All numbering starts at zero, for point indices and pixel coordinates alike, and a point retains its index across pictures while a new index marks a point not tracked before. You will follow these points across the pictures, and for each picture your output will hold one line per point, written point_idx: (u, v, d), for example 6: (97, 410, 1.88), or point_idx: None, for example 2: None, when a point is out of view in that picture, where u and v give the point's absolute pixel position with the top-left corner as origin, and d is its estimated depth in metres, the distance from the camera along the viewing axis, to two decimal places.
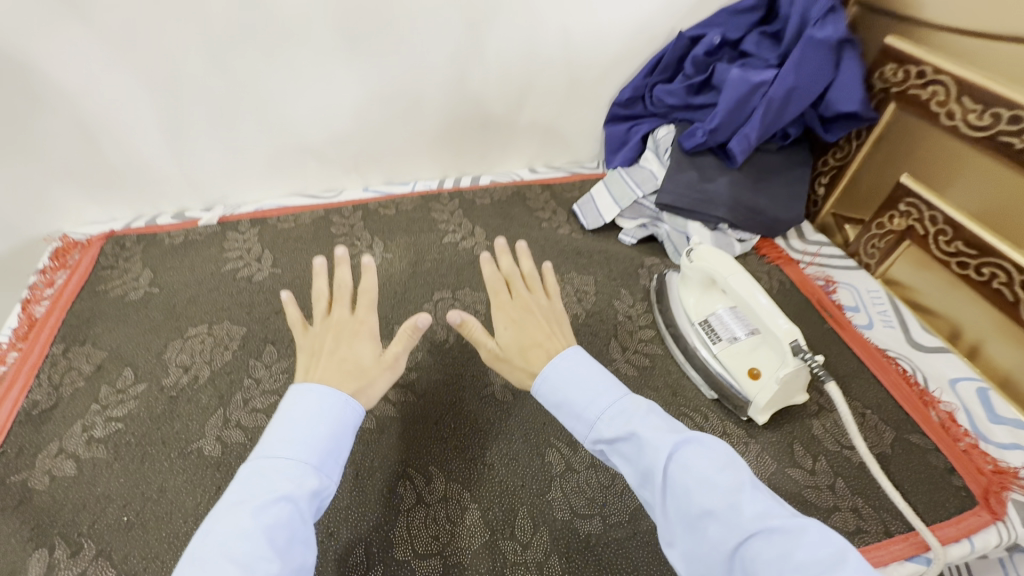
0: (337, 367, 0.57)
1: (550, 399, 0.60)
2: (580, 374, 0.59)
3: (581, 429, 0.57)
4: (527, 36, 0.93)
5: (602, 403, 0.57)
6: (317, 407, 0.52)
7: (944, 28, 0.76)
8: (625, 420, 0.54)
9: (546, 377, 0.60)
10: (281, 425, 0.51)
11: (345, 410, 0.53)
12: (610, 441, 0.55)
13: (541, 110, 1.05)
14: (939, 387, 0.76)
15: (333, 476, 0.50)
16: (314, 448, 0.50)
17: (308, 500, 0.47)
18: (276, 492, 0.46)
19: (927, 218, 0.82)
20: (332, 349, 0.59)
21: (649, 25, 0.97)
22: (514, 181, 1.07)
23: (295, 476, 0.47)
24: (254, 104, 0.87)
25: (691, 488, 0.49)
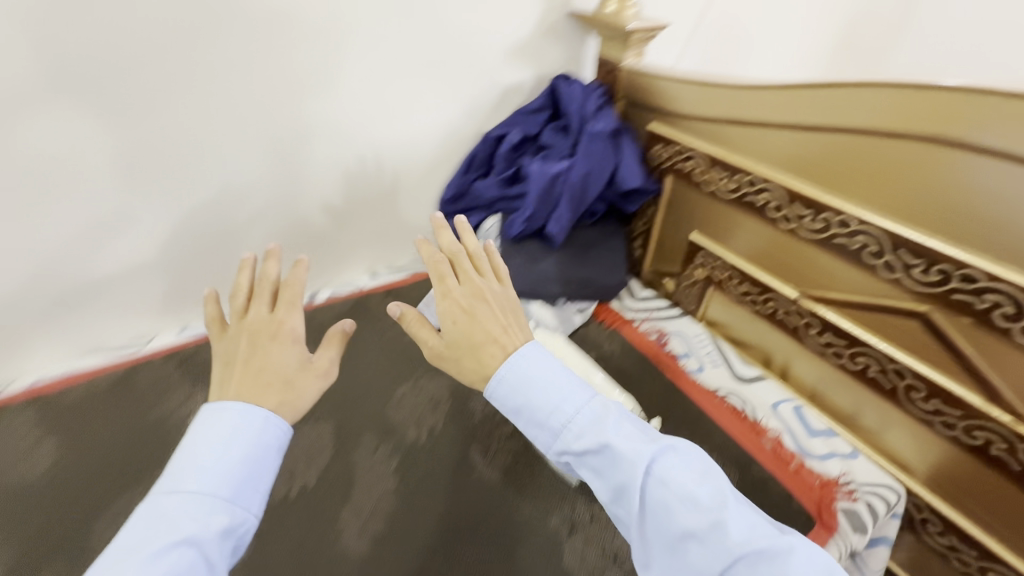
0: (259, 384, 0.53)
1: (519, 410, 0.60)
2: (549, 382, 0.59)
3: (549, 437, 0.58)
4: (336, 155, 0.93)
5: (569, 412, 0.57)
6: (233, 429, 0.49)
7: (687, 115, 0.92)
8: (598, 430, 0.56)
9: (503, 379, 0.60)
10: (190, 449, 0.48)
11: (267, 429, 0.51)
12: (583, 451, 0.56)
13: (369, 218, 1.05)
14: (766, 415, 0.85)
15: (252, 507, 0.48)
16: (222, 475, 0.47)
17: (217, 539, 0.45)
18: (174, 535, 0.43)
19: (719, 266, 0.95)
20: (251, 356, 0.55)
21: (455, 130, 1.04)
22: (353, 292, 1.04)
23: (202, 512, 0.45)
24: (18, 268, 0.75)
25: (671, 498, 0.52)
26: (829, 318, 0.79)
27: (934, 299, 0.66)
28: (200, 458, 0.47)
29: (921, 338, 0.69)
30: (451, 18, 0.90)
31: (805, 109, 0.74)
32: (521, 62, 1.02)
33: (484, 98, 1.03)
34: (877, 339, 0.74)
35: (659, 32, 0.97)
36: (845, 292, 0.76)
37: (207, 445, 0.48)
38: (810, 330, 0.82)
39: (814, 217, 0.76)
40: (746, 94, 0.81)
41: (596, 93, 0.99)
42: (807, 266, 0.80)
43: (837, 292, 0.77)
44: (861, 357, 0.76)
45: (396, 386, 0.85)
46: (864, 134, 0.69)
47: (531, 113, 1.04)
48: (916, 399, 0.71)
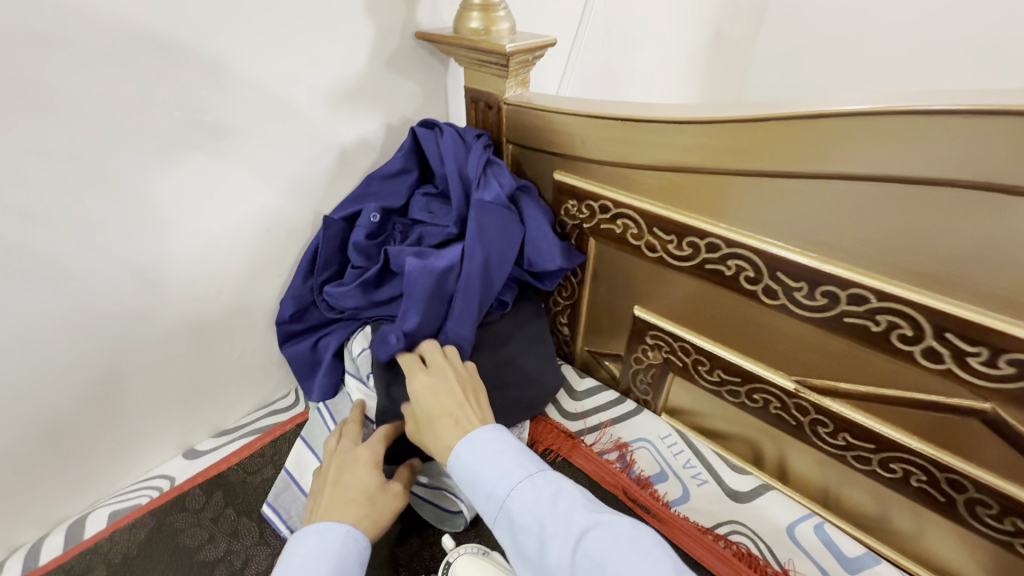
0: (349, 504, 0.53)
1: (460, 477, 0.51)
2: (499, 445, 0.51)
3: (489, 509, 0.48)
4: (68, 303, 0.57)
5: (512, 477, 0.48)
6: (321, 541, 0.49)
7: (602, 162, 0.68)
8: (540, 497, 0.46)
9: (458, 453, 0.52)
10: (287, 570, 0.47)
11: (352, 538, 0.50)
12: (519, 524, 0.46)
13: (161, 379, 0.69)
14: (791, 555, 0.63)
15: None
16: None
17: None
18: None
19: (679, 349, 0.72)
20: (336, 479, 0.56)
21: (277, 222, 0.71)
22: (152, 500, 0.67)
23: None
24: None
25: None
26: (844, 417, 0.59)
27: (1001, 395, 0.47)
28: (295, 565, 0.47)
29: (986, 442, 0.50)
30: (221, 68, 0.59)
31: (760, 148, 0.53)
32: (358, 114, 0.73)
33: (313, 172, 0.72)
34: (919, 442, 0.54)
35: (546, 52, 0.71)
36: (863, 384, 0.56)
37: (300, 560, 0.47)
38: (820, 428, 0.62)
39: (810, 292, 0.55)
40: (673, 132, 0.58)
41: (478, 144, 0.71)
42: (805, 350, 0.59)
43: (852, 383, 0.57)
44: (898, 463, 0.57)
45: None
46: (834, 177, 0.49)
47: (390, 177, 0.73)
48: (986, 515, 0.53)
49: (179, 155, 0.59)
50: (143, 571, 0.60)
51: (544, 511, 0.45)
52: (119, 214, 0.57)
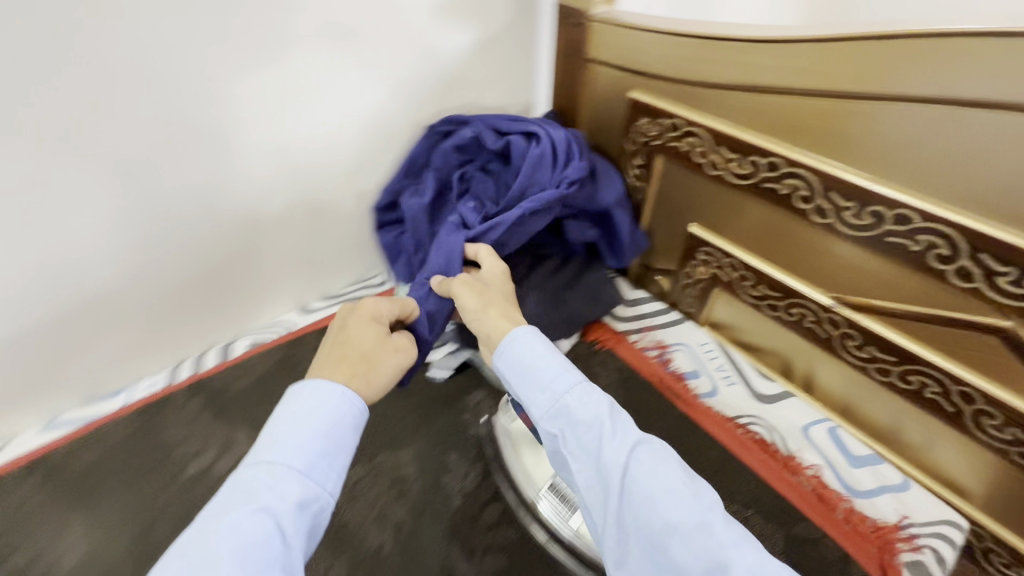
0: (347, 367, 0.53)
1: (514, 372, 0.56)
2: (549, 350, 0.56)
3: (541, 405, 0.54)
4: (222, 169, 0.70)
5: (570, 379, 0.54)
6: (318, 404, 0.49)
7: (677, 80, 0.72)
8: (593, 402, 0.52)
9: (511, 340, 0.57)
10: (276, 429, 0.48)
11: (346, 401, 0.50)
12: (574, 421, 0.52)
13: (287, 239, 0.83)
14: (802, 445, 0.71)
15: (325, 485, 0.46)
16: (304, 447, 0.47)
17: (292, 512, 0.43)
18: (253, 504, 0.42)
19: (727, 265, 0.79)
20: (337, 333, 0.57)
21: (383, 123, 0.83)
22: (281, 338, 0.85)
23: (277, 483, 0.44)
24: None
25: (655, 492, 0.47)
26: (874, 332, 0.65)
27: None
28: (283, 426, 0.48)
29: (1006, 359, 0.55)
30: None
31: (833, 68, 0.57)
32: (454, 23, 0.80)
33: (416, 76, 0.81)
34: (940, 356, 0.60)
35: None
36: (894, 301, 0.62)
37: (287, 426, 0.48)
38: (849, 342, 0.68)
39: (859, 212, 0.60)
40: (751, 51, 0.63)
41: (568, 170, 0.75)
42: (845, 267, 0.65)
43: (885, 300, 0.62)
44: (916, 375, 0.63)
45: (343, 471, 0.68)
46: (899, 100, 0.54)
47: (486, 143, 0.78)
48: (990, 426, 0.59)
49: (309, 49, 0.69)
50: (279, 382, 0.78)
51: (601, 413, 0.51)
52: (265, 93, 0.69)
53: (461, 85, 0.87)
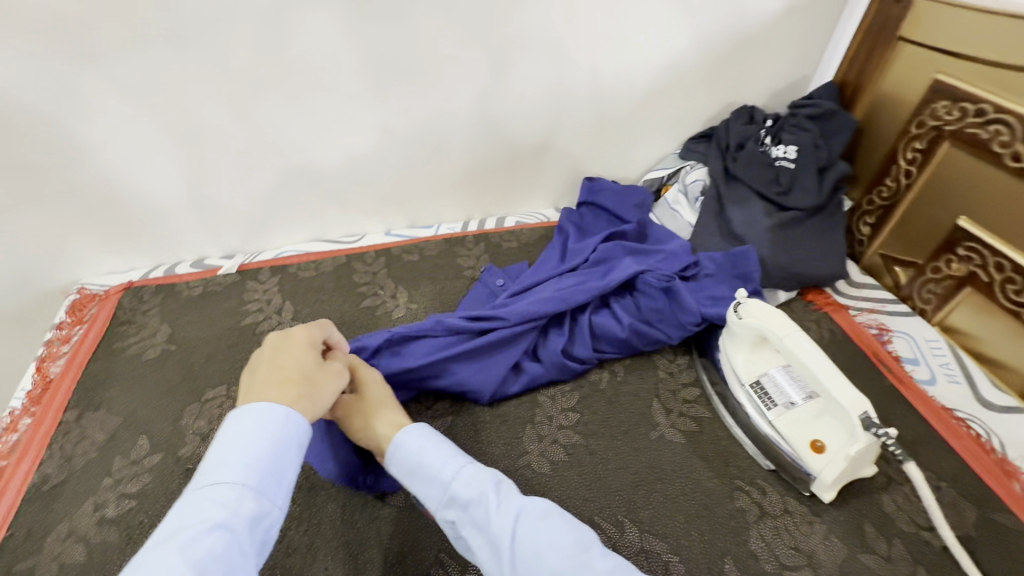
0: (277, 383, 0.49)
1: (402, 467, 0.53)
2: (436, 437, 0.54)
3: (430, 495, 0.51)
4: (552, 78, 0.90)
5: (455, 462, 0.51)
6: (255, 425, 0.45)
7: (1000, 66, 0.73)
8: (481, 476, 0.50)
9: (399, 443, 0.53)
10: (221, 446, 0.45)
11: (296, 422, 0.47)
12: (463, 504, 0.49)
13: (572, 145, 1.01)
14: (1022, 456, 0.69)
15: (276, 501, 0.43)
16: (254, 467, 0.43)
17: (247, 530, 0.41)
18: (206, 520, 0.39)
19: (992, 265, 0.76)
20: (269, 359, 0.52)
21: (683, 63, 0.94)
22: (541, 223, 1.04)
23: (229, 501, 0.41)
24: (280, 152, 0.89)
25: (545, 553, 0.44)
26: None
27: None
28: (239, 448, 0.44)
29: None
30: None
31: None
32: None
33: (727, 25, 0.90)
34: None
35: None
36: None
37: (237, 443, 0.44)
38: None
39: None
40: None
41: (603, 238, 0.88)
42: None
43: None
44: None
45: None
46: None
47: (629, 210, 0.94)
48: None
49: None
50: (538, 251, 0.98)
51: (484, 489, 0.49)
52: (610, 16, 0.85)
53: (757, 44, 0.94)
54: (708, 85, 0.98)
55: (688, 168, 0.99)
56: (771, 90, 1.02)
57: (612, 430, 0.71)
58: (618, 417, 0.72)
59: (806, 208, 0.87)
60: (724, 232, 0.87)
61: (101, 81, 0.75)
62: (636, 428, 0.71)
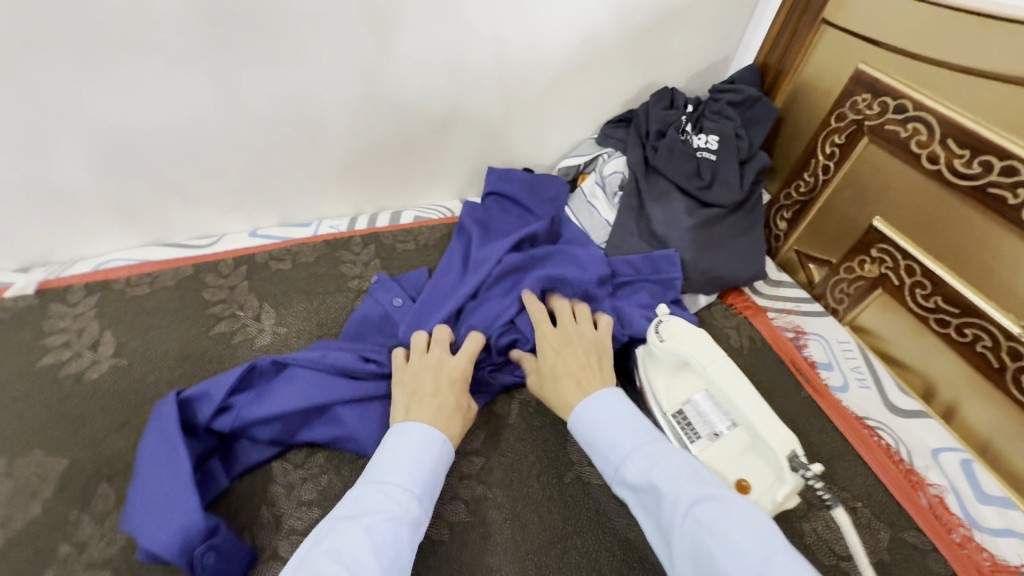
0: (438, 408, 0.53)
1: (582, 436, 0.53)
2: (620, 412, 0.52)
3: (605, 469, 0.50)
4: (450, 48, 0.75)
5: (625, 444, 0.49)
6: (420, 441, 0.50)
7: (923, 59, 0.68)
8: (654, 462, 0.47)
9: (575, 415, 0.53)
10: (390, 453, 0.49)
11: (446, 444, 0.51)
12: (634, 487, 0.48)
13: (476, 128, 0.87)
14: (927, 464, 0.69)
15: (429, 509, 0.48)
16: (417, 477, 0.47)
17: (411, 528, 0.45)
18: (381, 511, 0.44)
19: (903, 268, 0.74)
20: (430, 389, 0.55)
21: (598, 38, 0.82)
22: (444, 219, 0.90)
23: (400, 501, 0.45)
24: (81, 134, 0.66)
25: (715, 553, 0.40)
26: None
27: None
28: (403, 454, 0.48)
29: None
30: None
31: None
32: None
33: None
34: None
35: None
36: None
37: (402, 451, 0.49)
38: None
39: None
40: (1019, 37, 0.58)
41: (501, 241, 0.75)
42: None
43: None
44: None
45: None
46: None
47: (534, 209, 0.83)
48: None
49: None
50: (438, 254, 0.84)
51: (653, 478, 0.46)
52: None
53: (679, 19, 0.84)
54: (626, 63, 0.87)
55: (606, 157, 0.89)
56: (693, 71, 0.93)
57: (522, 475, 0.61)
58: (529, 457, 0.63)
59: (726, 205, 0.80)
60: (644, 234, 0.79)
61: None
62: (548, 469, 0.62)
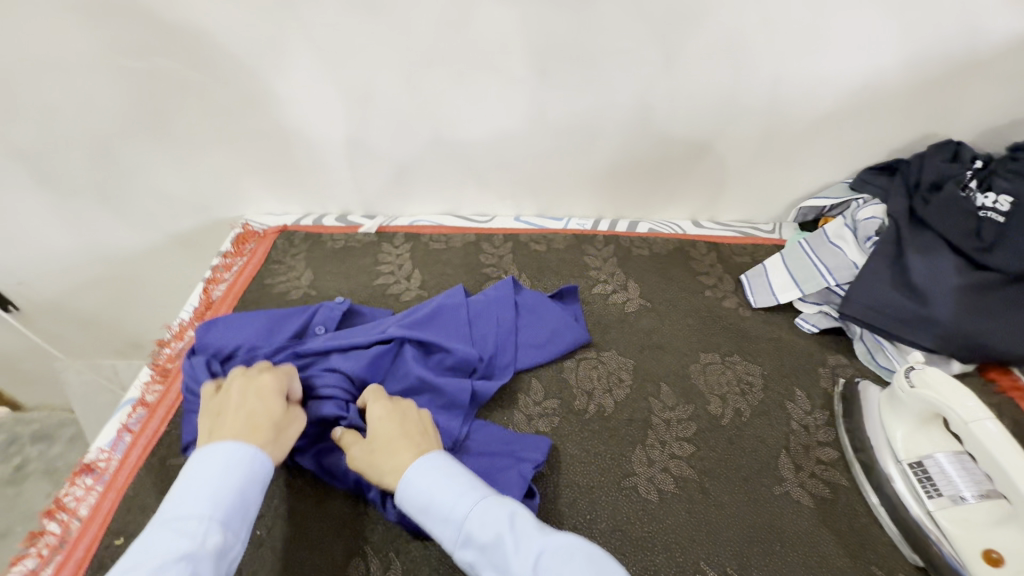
0: (245, 418, 0.54)
1: (413, 504, 0.51)
2: (444, 469, 0.52)
3: (445, 534, 0.49)
4: (726, 83, 0.83)
5: (465, 498, 0.49)
6: (219, 462, 0.49)
7: None
8: (494, 518, 0.47)
9: (409, 479, 0.51)
10: (187, 485, 0.49)
11: (252, 458, 0.50)
12: (480, 546, 0.47)
13: (727, 157, 0.94)
14: None
15: (237, 534, 0.48)
16: (218, 504, 0.48)
17: (210, 560, 0.45)
18: (182, 549, 0.44)
19: None
20: (237, 403, 0.55)
21: (881, 84, 0.82)
22: (676, 234, 0.98)
23: (197, 534, 0.45)
24: (434, 125, 0.92)
25: None
26: None
27: None
28: (199, 478, 0.49)
29: None
30: None
31: None
32: None
33: (939, 50, 0.78)
34: None
35: None
36: None
37: (200, 476, 0.49)
38: None
39: None
40: None
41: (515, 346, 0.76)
42: None
43: None
44: None
45: (701, 351, 0.79)
46: None
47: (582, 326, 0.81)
48: None
49: (864, 4, 0.74)
50: (669, 265, 0.92)
51: (502, 531, 0.46)
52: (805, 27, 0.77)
53: (982, 72, 0.80)
54: (907, 112, 0.85)
55: (861, 204, 0.87)
56: (987, 126, 0.86)
57: (731, 473, 0.65)
58: (739, 461, 0.66)
59: (1010, 271, 0.71)
60: (900, 285, 0.75)
61: (303, 39, 0.82)
62: (758, 477, 0.65)
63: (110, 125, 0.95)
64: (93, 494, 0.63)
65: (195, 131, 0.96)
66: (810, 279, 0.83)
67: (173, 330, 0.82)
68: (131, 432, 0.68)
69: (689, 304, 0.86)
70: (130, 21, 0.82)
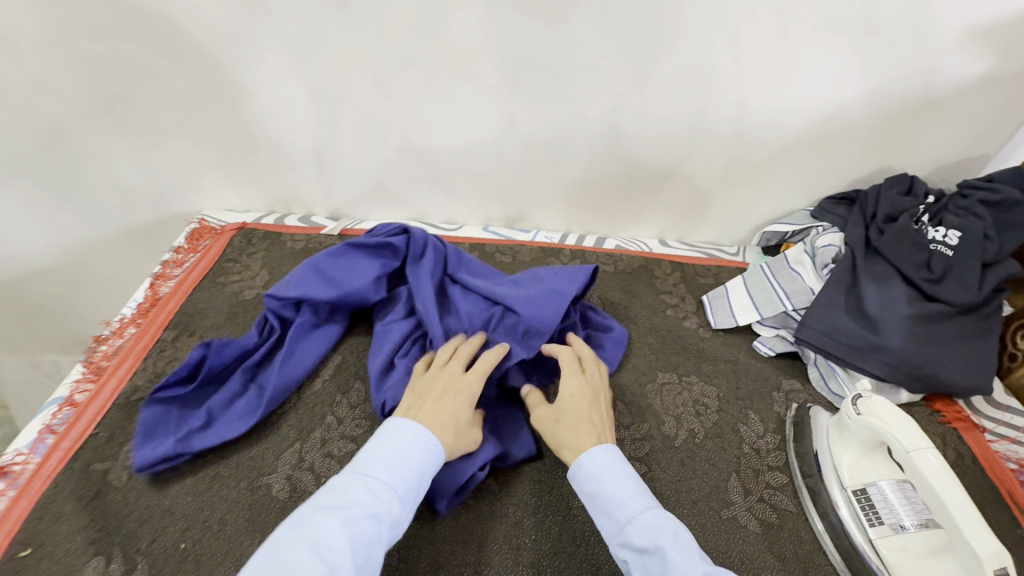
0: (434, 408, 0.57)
1: (584, 489, 0.55)
2: (619, 472, 0.54)
3: (608, 527, 0.52)
4: (696, 105, 0.84)
5: (632, 504, 0.52)
6: (418, 442, 0.53)
7: None
8: (658, 528, 0.49)
9: (581, 465, 0.56)
10: (378, 450, 0.52)
11: (429, 439, 0.54)
12: (637, 547, 0.49)
13: (695, 178, 0.95)
14: None
15: (408, 509, 0.50)
16: (404, 478, 0.50)
17: (389, 527, 0.47)
18: (363, 507, 0.47)
19: None
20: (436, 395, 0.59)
21: (842, 117, 0.85)
22: (642, 252, 0.98)
23: (381, 497, 0.48)
24: (403, 131, 0.91)
25: None
26: None
27: None
28: (389, 452, 0.51)
29: None
30: None
31: None
32: (979, 48, 0.75)
33: (897, 88, 0.81)
34: None
35: None
36: None
37: (390, 450, 0.52)
38: None
39: None
40: None
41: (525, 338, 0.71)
42: None
43: None
44: None
45: (659, 370, 0.79)
46: None
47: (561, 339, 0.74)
48: None
49: (828, 36, 0.76)
50: (634, 281, 0.92)
51: (660, 541, 0.48)
52: (770, 58, 0.78)
53: (937, 109, 0.82)
54: (865, 145, 0.88)
55: (819, 231, 0.89)
56: (941, 163, 0.89)
57: (680, 496, 0.64)
58: (690, 483, 0.66)
59: (955, 304, 0.73)
60: (854, 312, 0.77)
61: (271, 34, 0.80)
62: (706, 500, 0.64)
63: (60, 111, 0.91)
64: (4, 499, 0.58)
65: (152, 119, 0.93)
66: (768, 302, 0.84)
67: (112, 327, 0.78)
68: (54, 433, 0.64)
69: (649, 322, 0.86)
70: (88, 2, 0.79)
